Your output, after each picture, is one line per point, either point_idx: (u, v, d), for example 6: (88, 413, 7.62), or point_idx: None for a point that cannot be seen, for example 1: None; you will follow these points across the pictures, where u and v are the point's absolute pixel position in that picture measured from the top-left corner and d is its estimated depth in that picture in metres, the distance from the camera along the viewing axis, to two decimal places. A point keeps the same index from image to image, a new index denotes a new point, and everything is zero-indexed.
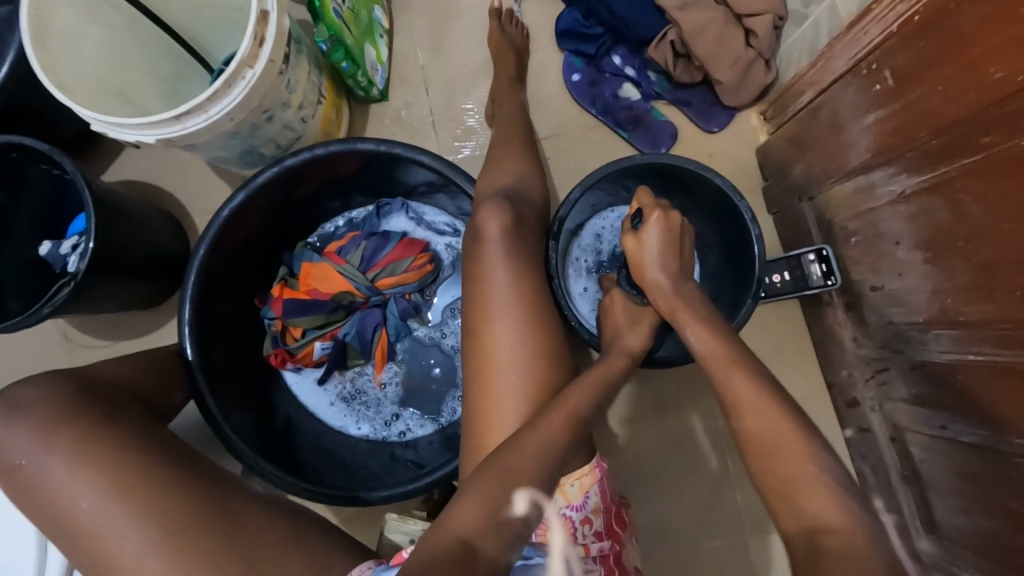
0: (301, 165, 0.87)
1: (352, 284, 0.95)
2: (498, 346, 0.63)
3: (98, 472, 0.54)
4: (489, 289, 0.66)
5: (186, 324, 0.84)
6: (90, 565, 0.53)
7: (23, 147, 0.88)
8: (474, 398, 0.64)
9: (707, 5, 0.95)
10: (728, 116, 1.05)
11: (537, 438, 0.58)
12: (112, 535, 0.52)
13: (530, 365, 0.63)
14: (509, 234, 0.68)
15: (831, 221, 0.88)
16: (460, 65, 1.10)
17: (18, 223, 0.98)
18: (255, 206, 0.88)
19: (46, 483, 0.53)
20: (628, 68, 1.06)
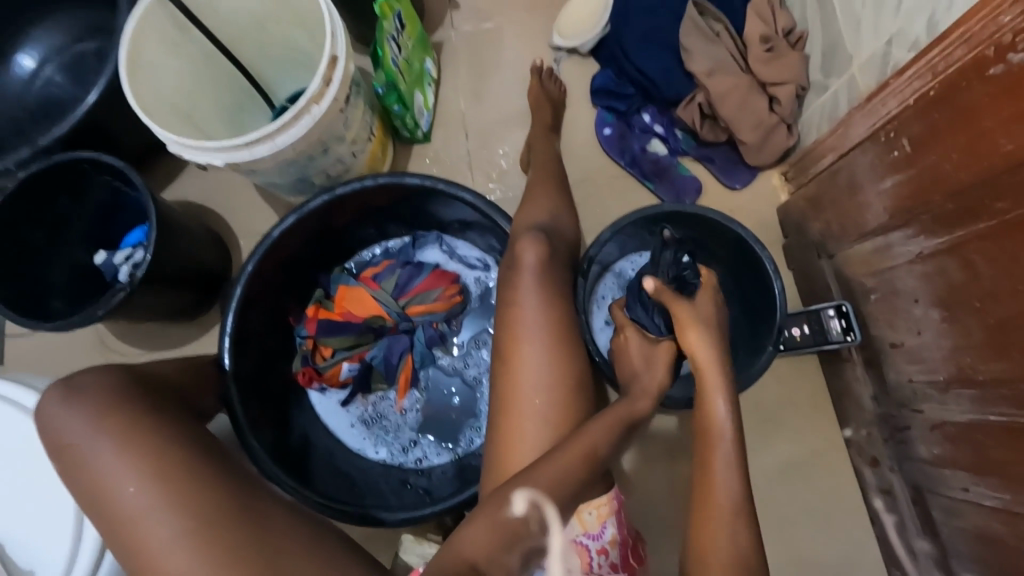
0: (350, 194, 0.93)
1: (383, 309, 0.99)
2: (526, 373, 0.66)
3: (142, 460, 0.57)
4: (520, 317, 0.69)
5: (227, 335, 0.88)
6: (123, 549, 0.55)
7: (99, 162, 0.96)
8: (500, 421, 0.66)
9: (733, 73, 1.02)
10: (750, 174, 1.11)
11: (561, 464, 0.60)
12: (147, 524, 0.55)
13: (555, 392, 0.66)
14: (541, 267, 0.72)
15: (849, 278, 0.91)
16: (498, 114, 1.19)
17: (78, 233, 1.06)
18: (303, 227, 0.94)
19: (94, 469, 0.57)
20: (657, 125, 1.13)
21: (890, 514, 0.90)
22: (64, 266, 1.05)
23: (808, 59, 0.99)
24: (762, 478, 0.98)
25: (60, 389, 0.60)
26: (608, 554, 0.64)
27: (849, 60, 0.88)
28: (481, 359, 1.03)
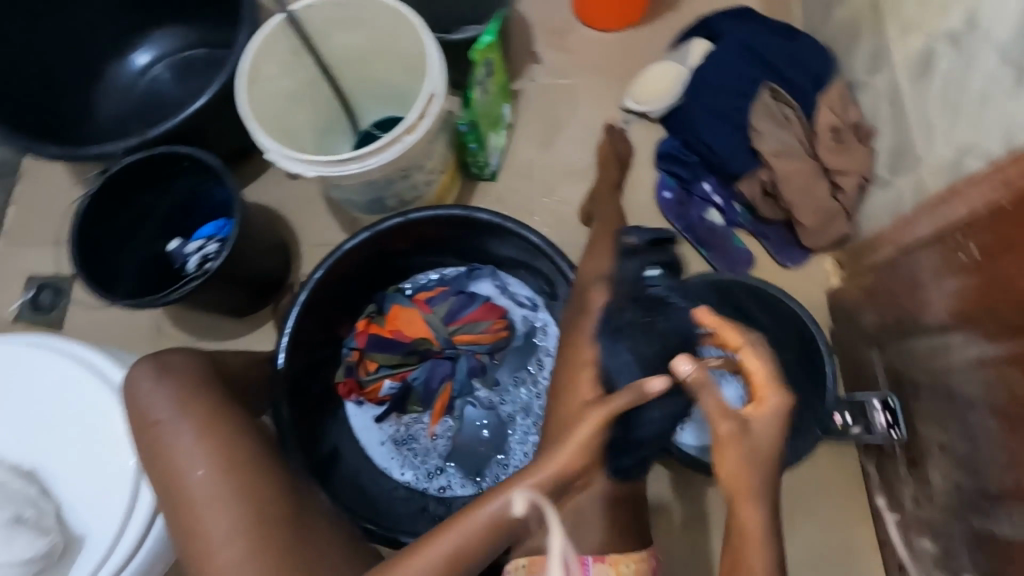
0: (422, 220, 0.98)
1: (432, 332, 1.02)
2: None
3: (213, 445, 0.59)
4: (581, 360, 0.72)
5: (286, 336, 0.91)
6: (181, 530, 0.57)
7: (196, 159, 1.03)
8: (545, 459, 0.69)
9: (797, 158, 1.06)
10: (804, 256, 1.13)
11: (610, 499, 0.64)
12: (209, 510, 0.57)
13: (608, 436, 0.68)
14: (605, 318, 0.75)
15: (901, 372, 0.91)
16: (564, 166, 1.24)
17: (158, 220, 1.12)
18: (371, 245, 0.98)
19: (169, 447, 0.59)
20: (717, 196, 1.17)
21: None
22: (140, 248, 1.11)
23: (876, 153, 1.02)
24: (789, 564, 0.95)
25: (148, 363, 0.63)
26: None
27: (918, 161, 0.91)
28: (518, 397, 1.04)
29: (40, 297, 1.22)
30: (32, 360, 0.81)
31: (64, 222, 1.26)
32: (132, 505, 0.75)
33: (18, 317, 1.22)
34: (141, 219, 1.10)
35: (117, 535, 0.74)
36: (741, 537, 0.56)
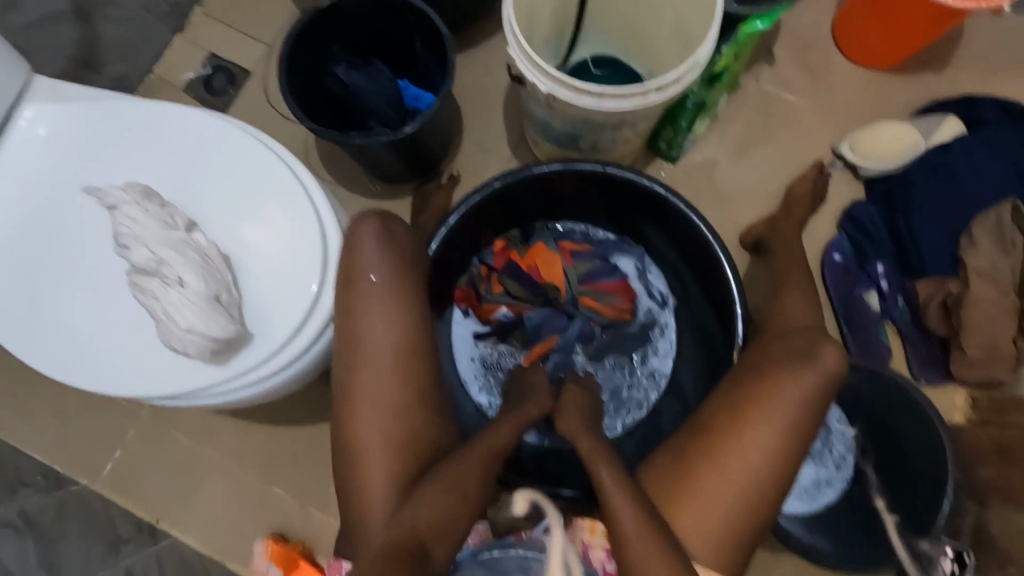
0: (621, 180, 0.94)
1: (565, 285, 1.01)
2: (741, 461, 0.66)
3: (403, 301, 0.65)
4: (763, 399, 0.68)
5: (446, 226, 0.92)
6: (345, 350, 0.63)
7: (429, 22, 0.99)
8: (699, 479, 0.67)
9: (1003, 286, 0.99)
10: (941, 379, 1.07)
11: (721, 545, 0.66)
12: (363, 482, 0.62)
13: (762, 482, 0.66)
14: (814, 376, 0.69)
15: (995, 538, 0.90)
16: (749, 181, 1.19)
17: (344, 43, 1.04)
18: (563, 183, 0.98)
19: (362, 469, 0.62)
20: (885, 282, 1.10)
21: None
22: (315, 63, 1.02)
23: None
24: None
25: (375, 231, 0.64)
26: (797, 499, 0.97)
27: None
28: (611, 377, 1.04)
29: (213, 78, 1.24)
30: (228, 138, 0.68)
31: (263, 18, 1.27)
32: (305, 317, 0.63)
33: (189, 87, 1.25)
34: (337, 44, 1.04)
35: (286, 344, 0.63)
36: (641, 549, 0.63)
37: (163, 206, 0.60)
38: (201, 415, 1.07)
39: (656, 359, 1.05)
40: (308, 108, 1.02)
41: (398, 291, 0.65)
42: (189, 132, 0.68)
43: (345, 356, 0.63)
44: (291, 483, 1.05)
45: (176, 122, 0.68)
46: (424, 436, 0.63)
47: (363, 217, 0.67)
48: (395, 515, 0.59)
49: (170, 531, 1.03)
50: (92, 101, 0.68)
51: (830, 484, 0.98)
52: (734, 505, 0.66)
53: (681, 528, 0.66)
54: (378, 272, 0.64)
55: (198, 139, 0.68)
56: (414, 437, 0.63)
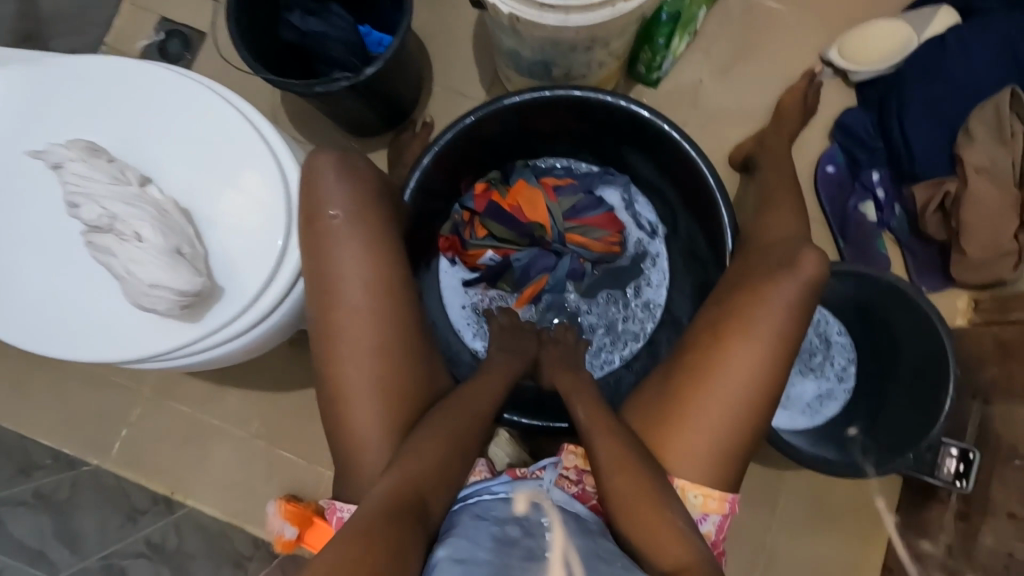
0: (598, 105, 0.90)
1: (550, 222, 0.98)
2: (733, 380, 0.65)
3: (372, 237, 0.63)
4: (754, 310, 0.67)
5: (420, 169, 0.88)
6: (317, 297, 0.61)
7: None
8: (688, 397, 0.66)
9: (1002, 180, 0.95)
10: (941, 284, 1.05)
11: (716, 467, 0.65)
12: (354, 429, 0.61)
13: (757, 393, 0.65)
14: (804, 282, 0.67)
15: (998, 434, 0.90)
16: (734, 98, 1.14)
17: None
18: (538, 114, 0.94)
19: (351, 418, 0.61)
20: (880, 190, 1.07)
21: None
22: (268, 13, 0.96)
23: None
24: (791, 551, 1.01)
25: (340, 178, 0.62)
26: (796, 410, 0.97)
27: None
28: (606, 312, 1.02)
29: (169, 43, 1.19)
30: (171, 87, 0.64)
31: None
32: (276, 265, 0.61)
33: (145, 56, 1.20)
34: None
35: (260, 295, 0.61)
36: (635, 486, 0.62)
37: (111, 161, 0.57)
38: (201, 387, 1.08)
39: (649, 290, 1.03)
40: (266, 61, 0.97)
41: (365, 226, 0.62)
42: (130, 84, 0.64)
43: (317, 298, 0.61)
44: (297, 445, 1.06)
45: (115, 74, 0.64)
46: (410, 376, 0.62)
47: (318, 151, 0.64)
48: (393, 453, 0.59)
49: (185, 502, 1.06)
50: (28, 61, 0.64)
51: (829, 396, 0.98)
52: (728, 421, 0.65)
53: (674, 446, 0.66)
54: (342, 207, 0.62)
55: (141, 91, 0.64)
56: (399, 379, 0.62)
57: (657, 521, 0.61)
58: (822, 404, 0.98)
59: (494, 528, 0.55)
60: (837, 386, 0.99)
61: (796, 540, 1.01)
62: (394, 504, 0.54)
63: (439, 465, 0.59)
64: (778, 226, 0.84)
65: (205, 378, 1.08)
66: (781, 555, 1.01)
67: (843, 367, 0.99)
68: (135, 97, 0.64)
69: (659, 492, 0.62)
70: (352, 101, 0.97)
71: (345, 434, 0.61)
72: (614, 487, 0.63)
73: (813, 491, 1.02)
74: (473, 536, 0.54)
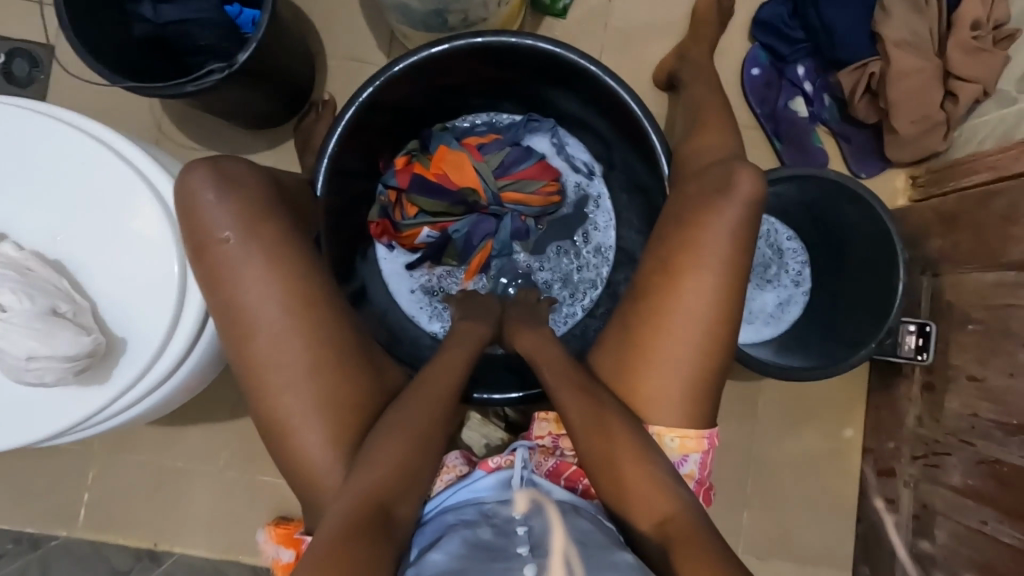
0: (502, 48, 0.82)
1: (482, 184, 0.92)
2: (691, 312, 0.63)
3: (276, 247, 0.56)
4: (700, 239, 0.64)
5: (326, 156, 0.80)
6: (231, 325, 0.55)
7: None
8: (648, 344, 0.64)
9: (923, 50, 0.93)
10: (879, 167, 1.05)
11: (688, 404, 0.64)
12: (307, 456, 0.57)
13: (718, 322, 0.63)
14: (743, 200, 0.64)
15: (951, 303, 0.92)
16: (648, 13, 1.07)
17: None
18: (442, 69, 0.86)
19: (300, 444, 0.56)
20: (808, 83, 1.05)
21: (885, 502, 0.99)
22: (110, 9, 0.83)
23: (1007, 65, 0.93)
24: (778, 454, 1.04)
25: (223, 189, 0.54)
26: (759, 323, 0.98)
27: None
28: (558, 265, 0.99)
29: (14, 66, 1.04)
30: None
31: None
32: (179, 301, 0.55)
33: None
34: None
35: (169, 337, 0.55)
36: (614, 442, 0.61)
37: None
38: (157, 432, 1.01)
39: (598, 233, 0.99)
40: (123, 66, 0.85)
41: (266, 239, 0.56)
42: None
43: (228, 331, 0.55)
44: (273, 467, 1.02)
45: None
46: (355, 385, 0.58)
47: (191, 164, 0.55)
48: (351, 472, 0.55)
49: (172, 550, 1.01)
50: None
51: (788, 301, 0.99)
52: (694, 355, 0.63)
53: (642, 394, 0.64)
54: (231, 224, 0.54)
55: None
56: (343, 391, 0.57)
57: (637, 472, 0.60)
58: (784, 310, 0.98)
59: (468, 533, 0.54)
60: (795, 290, 0.99)
61: (781, 442, 1.05)
62: (359, 523, 0.51)
63: (403, 473, 0.56)
64: (712, 143, 0.80)
65: (158, 422, 1.02)
66: (769, 459, 1.04)
67: (797, 271, 1.00)
68: None
69: (638, 445, 0.61)
70: (233, 93, 0.86)
71: (298, 461, 0.57)
72: (592, 447, 0.62)
73: (789, 393, 1.05)
74: (447, 547, 0.53)
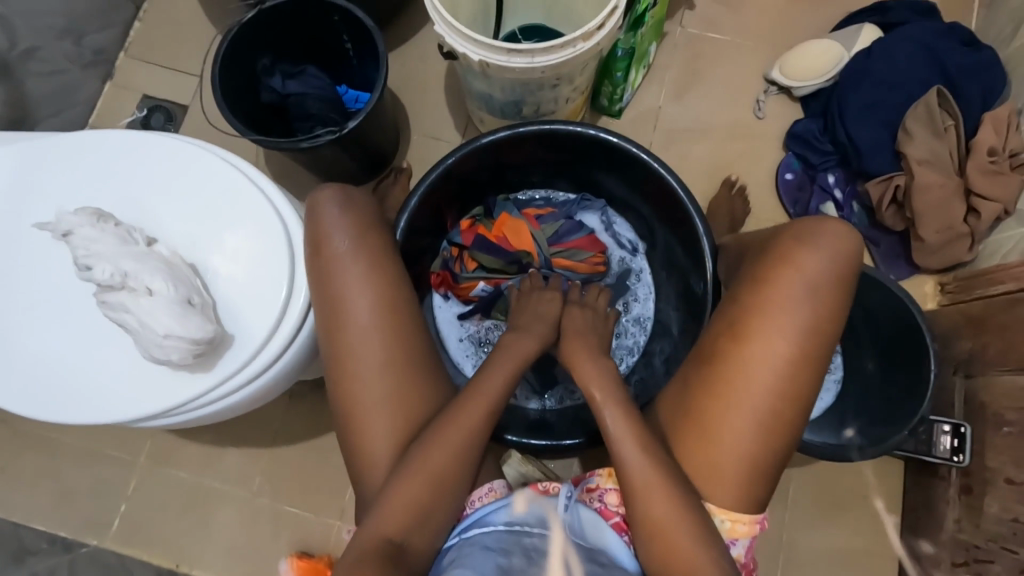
0: (568, 136, 0.96)
1: (536, 249, 1.02)
2: (758, 388, 0.65)
3: (374, 267, 0.65)
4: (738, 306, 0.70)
5: (408, 210, 0.92)
6: (327, 326, 0.64)
7: (354, 18, 1.00)
8: (706, 403, 0.67)
9: (944, 169, 1.03)
10: (907, 271, 1.12)
11: (748, 477, 0.66)
12: (367, 449, 0.63)
13: (781, 401, 0.65)
14: None
15: (983, 405, 0.93)
16: (691, 118, 1.22)
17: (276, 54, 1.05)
18: (514, 148, 0.99)
19: (364, 439, 0.63)
20: (837, 190, 1.15)
21: None
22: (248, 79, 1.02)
23: None
24: (807, 546, 1.02)
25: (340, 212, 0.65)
26: None
27: None
28: None
29: (152, 118, 1.25)
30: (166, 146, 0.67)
31: (189, 50, 1.27)
32: (284, 309, 0.64)
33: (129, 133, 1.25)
34: (268, 56, 1.03)
35: (271, 336, 0.63)
36: (668, 509, 0.63)
37: (116, 224, 0.60)
38: (200, 449, 1.06)
39: (638, 305, 1.07)
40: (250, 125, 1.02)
41: (364, 260, 0.65)
42: (126, 148, 0.67)
43: (324, 331, 0.64)
44: (304, 497, 1.04)
45: (106, 140, 0.67)
46: (419, 395, 0.64)
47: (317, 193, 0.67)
48: (398, 458, 0.61)
49: (191, 573, 1.02)
50: (33, 137, 0.67)
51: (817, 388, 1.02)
52: (756, 432, 0.65)
53: (698, 460, 0.67)
54: (347, 240, 0.65)
55: (137, 154, 0.67)
56: (409, 398, 0.64)
57: (681, 537, 0.62)
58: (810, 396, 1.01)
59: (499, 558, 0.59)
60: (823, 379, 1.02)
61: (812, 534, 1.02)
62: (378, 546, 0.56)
63: (449, 476, 0.62)
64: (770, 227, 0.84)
65: (203, 439, 1.07)
66: (798, 551, 1.02)
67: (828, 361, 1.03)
68: (136, 162, 0.67)
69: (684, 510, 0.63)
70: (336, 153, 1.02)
71: (359, 455, 0.63)
72: (652, 515, 0.63)
73: (820, 483, 1.04)
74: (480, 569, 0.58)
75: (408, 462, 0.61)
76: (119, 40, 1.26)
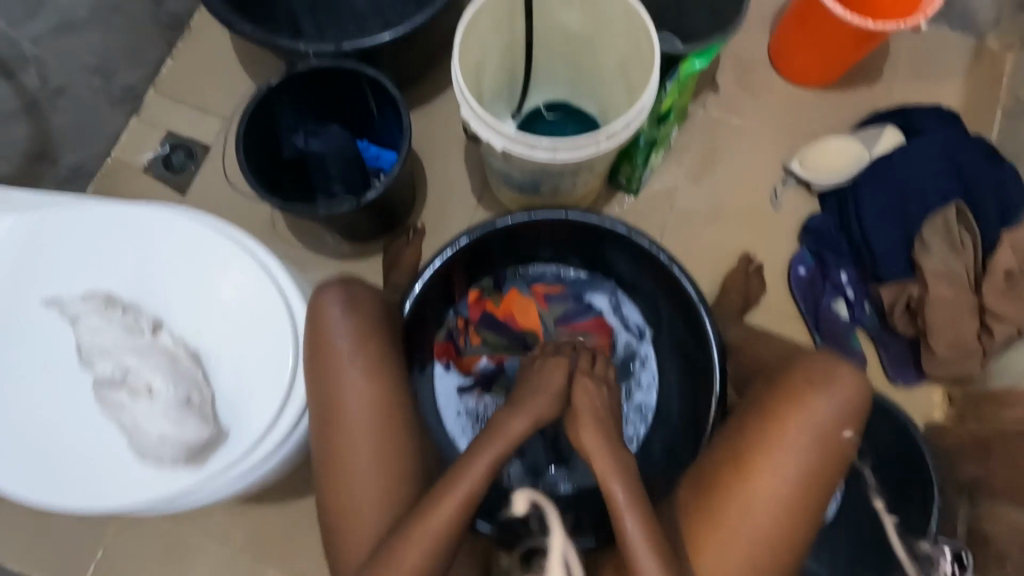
0: (584, 224, 0.97)
1: (541, 329, 1.04)
2: (760, 518, 0.64)
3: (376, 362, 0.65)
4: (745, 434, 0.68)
5: (418, 287, 0.93)
6: (320, 417, 0.63)
7: (382, 88, 1.01)
8: (703, 524, 0.66)
9: (960, 284, 1.02)
10: (917, 379, 1.11)
11: None
12: (348, 547, 0.61)
13: (781, 535, 0.64)
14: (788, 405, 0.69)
15: (989, 535, 0.91)
16: (708, 202, 1.22)
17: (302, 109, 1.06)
18: (531, 228, 0.99)
19: (346, 534, 0.62)
20: (850, 289, 1.14)
21: None
22: (271, 134, 1.03)
23: None
24: None
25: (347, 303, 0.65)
26: None
27: None
28: None
29: (173, 156, 1.26)
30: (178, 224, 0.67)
31: (216, 91, 1.28)
32: (283, 403, 0.63)
33: (149, 168, 1.26)
34: (293, 114, 1.05)
35: (269, 430, 0.62)
36: None
37: (124, 312, 0.60)
38: None
39: (640, 392, 1.06)
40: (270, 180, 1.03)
41: (365, 354, 0.65)
42: (137, 223, 0.67)
43: (320, 421, 0.63)
44: (285, 561, 1.02)
45: (122, 214, 0.67)
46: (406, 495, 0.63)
47: (324, 285, 0.66)
48: (369, 573, 0.59)
49: None
50: (47, 205, 0.67)
51: None
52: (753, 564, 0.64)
53: None
54: (351, 341, 0.64)
55: (148, 229, 0.67)
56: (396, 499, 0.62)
57: None
58: None
59: None
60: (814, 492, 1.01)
61: None
62: None
63: None
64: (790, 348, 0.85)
65: None
66: None
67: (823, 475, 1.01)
68: (146, 237, 0.66)
69: None
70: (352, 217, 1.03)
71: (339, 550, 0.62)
72: None
73: None
74: None
75: (378, 575, 0.57)
76: (149, 76, 1.28)
